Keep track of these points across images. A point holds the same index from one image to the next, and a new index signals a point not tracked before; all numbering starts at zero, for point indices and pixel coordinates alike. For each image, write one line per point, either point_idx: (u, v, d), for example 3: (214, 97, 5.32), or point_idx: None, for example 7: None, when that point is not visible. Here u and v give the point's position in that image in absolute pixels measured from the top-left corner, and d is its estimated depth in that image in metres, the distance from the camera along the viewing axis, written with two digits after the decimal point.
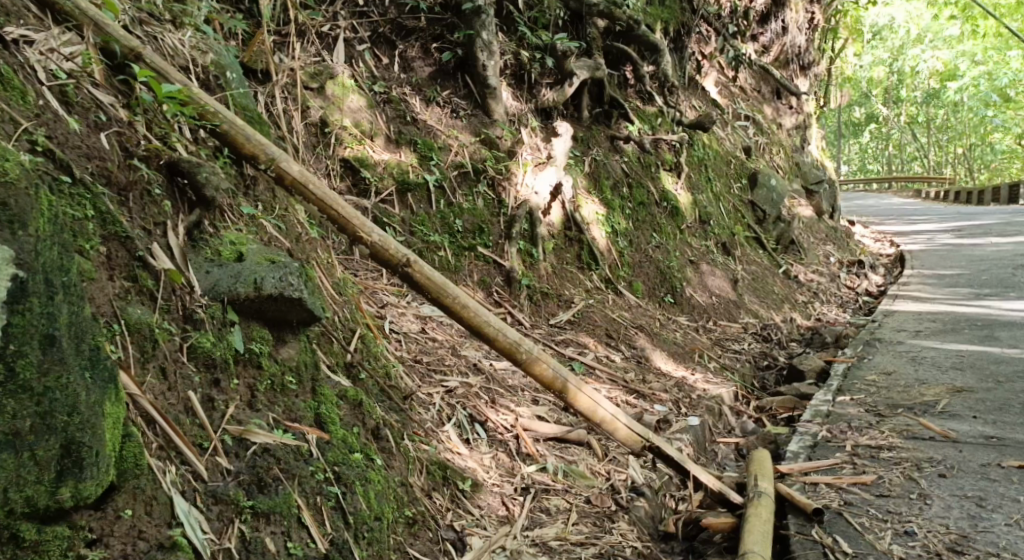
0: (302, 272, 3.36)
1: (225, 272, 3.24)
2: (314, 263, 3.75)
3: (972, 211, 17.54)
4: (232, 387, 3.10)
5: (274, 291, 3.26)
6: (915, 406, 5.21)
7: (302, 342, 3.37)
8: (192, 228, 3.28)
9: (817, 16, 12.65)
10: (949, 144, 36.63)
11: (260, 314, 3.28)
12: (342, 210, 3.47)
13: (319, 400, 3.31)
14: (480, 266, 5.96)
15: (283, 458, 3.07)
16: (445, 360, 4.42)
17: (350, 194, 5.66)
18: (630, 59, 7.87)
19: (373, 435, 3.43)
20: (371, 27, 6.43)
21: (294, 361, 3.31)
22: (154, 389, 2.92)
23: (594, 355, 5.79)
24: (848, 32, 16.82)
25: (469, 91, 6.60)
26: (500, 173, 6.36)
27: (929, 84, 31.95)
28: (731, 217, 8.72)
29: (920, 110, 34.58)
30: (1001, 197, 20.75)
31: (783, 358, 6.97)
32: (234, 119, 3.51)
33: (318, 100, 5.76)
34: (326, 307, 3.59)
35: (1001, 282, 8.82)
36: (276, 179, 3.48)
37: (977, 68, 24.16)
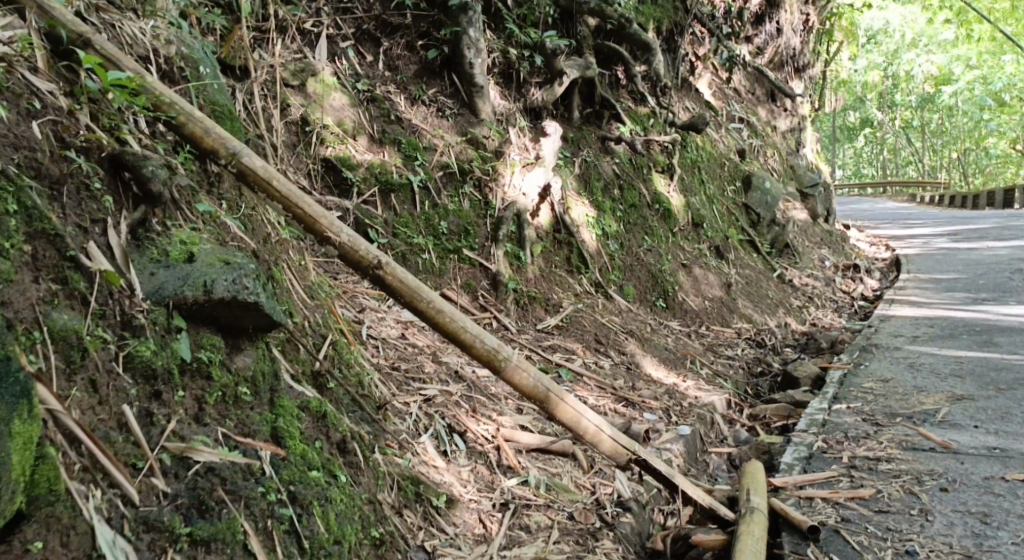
0: (258, 274, 3.17)
1: (172, 273, 3.04)
2: (282, 266, 3.57)
3: (969, 215, 17.39)
4: (176, 400, 2.92)
5: (226, 294, 3.06)
6: (914, 414, 5.04)
7: (258, 350, 3.18)
8: (137, 227, 3.07)
9: (812, 17, 12.50)
10: (944, 148, 36.55)
11: (213, 320, 3.08)
12: (308, 209, 3.28)
13: (277, 413, 3.12)
14: (464, 269, 5.78)
15: (229, 478, 2.89)
16: (424, 367, 4.24)
17: (331, 194, 5.48)
18: (621, 59, 7.69)
19: (338, 448, 3.25)
20: (355, 24, 6.24)
21: (250, 371, 3.12)
22: (81, 404, 2.75)
23: (582, 361, 5.60)
24: (844, 35, 16.66)
25: (455, 89, 6.40)
26: (487, 174, 6.16)
27: (923, 89, 31.85)
28: (725, 219, 8.54)
29: (915, 114, 34.48)
30: (997, 202, 20.61)
31: (778, 364, 6.79)
32: (192, 111, 3.31)
33: (299, 98, 5.58)
34: (290, 314, 3.41)
35: (999, 286, 8.65)
36: (237, 175, 3.28)
37: (972, 73, 24.02)
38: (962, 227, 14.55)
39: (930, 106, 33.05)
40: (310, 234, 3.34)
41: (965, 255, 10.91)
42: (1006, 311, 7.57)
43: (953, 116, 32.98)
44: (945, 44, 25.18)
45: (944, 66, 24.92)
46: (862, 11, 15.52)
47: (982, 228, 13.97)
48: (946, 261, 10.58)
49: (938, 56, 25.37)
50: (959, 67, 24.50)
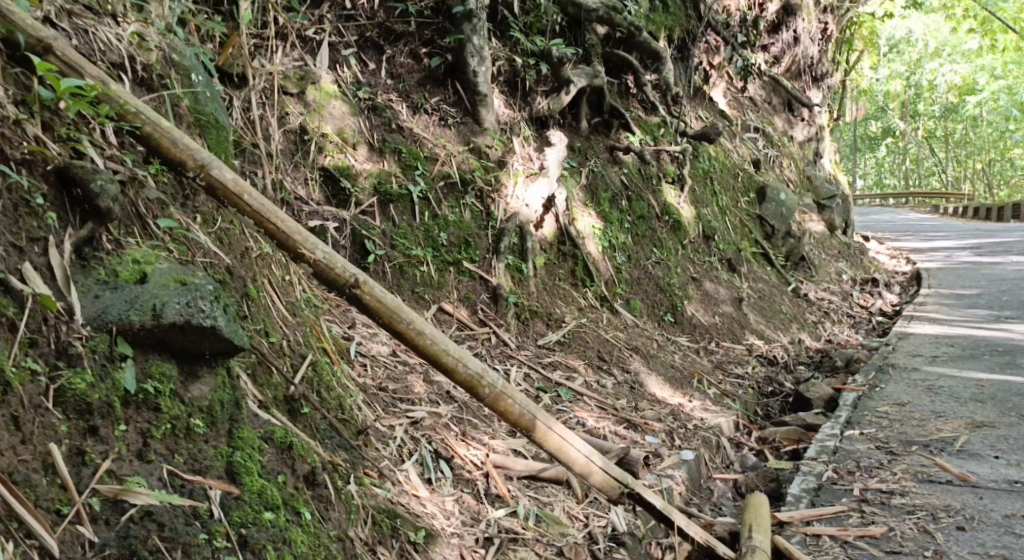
0: (216, 295, 3.02)
1: (118, 296, 2.89)
2: (260, 283, 3.43)
3: (993, 228, 17.12)
4: (115, 435, 2.77)
5: (178, 319, 2.91)
6: (930, 443, 4.86)
7: (218, 377, 3.02)
8: (82, 245, 2.93)
9: (829, 27, 12.35)
10: (965, 159, 36.19)
11: (166, 346, 2.93)
12: (282, 224, 3.13)
13: (234, 445, 2.96)
14: (464, 282, 5.62)
15: (168, 523, 2.72)
16: (414, 387, 4.08)
17: (328, 204, 5.33)
18: (630, 68, 7.52)
19: (306, 481, 3.09)
20: (358, 31, 6.08)
21: (206, 400, 2.96)
22: (2, 443, 2.57)
23: (583, 380, 5.42)
24: (864, 43, 16.46)
25: (459, 98, 6.23)
26: (489, 184, 5.99)
27: (945, 99, 31.54)
28: (737, 232, 8.35)
29: (935, 124, 34.14)
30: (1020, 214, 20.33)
31: (789, 384, 6.60)
32: (159, 121, 3.14)
33: (298, 106, 5.44)
34: (261, 336, 3.27)
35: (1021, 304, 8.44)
36: (207, 189, 3.11)
37: (995, 83, 23.78)
38: (986, 240, 14.28)
39: (951, 117, 32.75)
40: (284, 251, 3.19)
41: (986, 271, 10.67)
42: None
43: (974, 127, 32.65)
44: (968, 54, 24.91)
45: (967, 76, 24.65)
46: (882, 20, 15.31)
47: (1005, 242, 13.71)
48: (968, 275, 10.34)
49: (960, 65, 25.10)
50: (982, 77, 24.22)
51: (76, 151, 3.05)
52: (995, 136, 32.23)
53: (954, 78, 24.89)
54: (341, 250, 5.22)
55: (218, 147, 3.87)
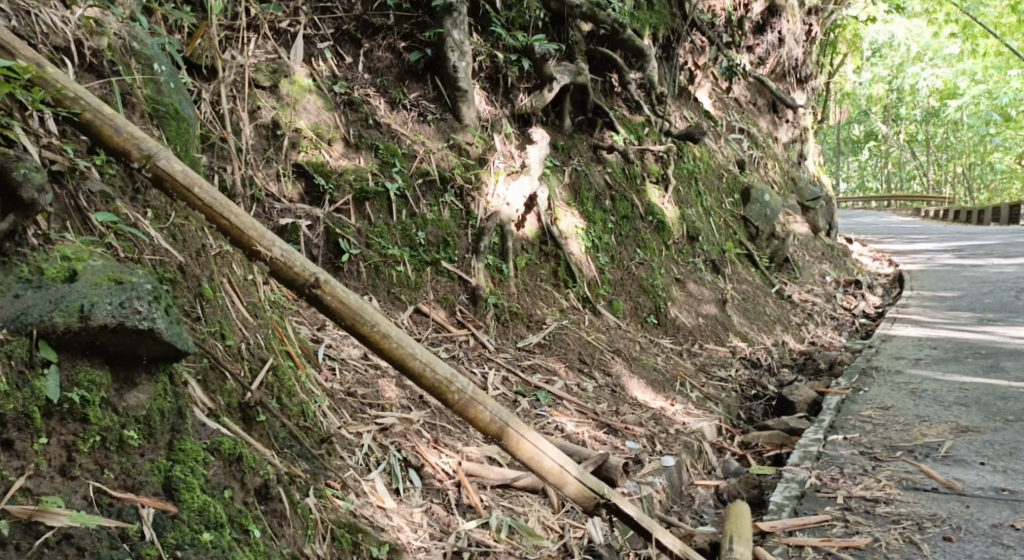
0: (155, 294, 2.81)
1: (42, 296, 2.69)
2: (219, 282, 3.27)
3: (971, 231, 17.03)
4: (35, 450, 2.58)
5: (110, 321, 2.70)
6: (916, 448, 4.73)
7: (158, 385, 2.84)
8: (4, 239, 2.72)
9: (814, 28, 12.23)
10: (947, 162, 36.23)
11: (99, 350, 2.73)
12: (236, 219, 2.98)
13: (175, 459, 2.79)
14: (442, 283, 5.45)
15: (91, 546, 2.54)
16: (384, 392, 3.91)
17: (300, 202, 5.16)
18: (615, 66, 7.35)
19: (257, 496, 2.92)
20: (334, 24, 5.90)
21: (144, 410, 2.78)
22: None
23: (563, 384, 5.26)
24: (847, 46, 16.36)
25: (438, 93, 6.06)
26: (469, 182, 5.82)
27: (928, 103, 31.51)
28: (722, 233, 8.20)
29: (919, 127, 34.15)
30: (1002, 218, 20.27)
31: (774, 387, 6.44)
32: (101, 107, 3.00)
33: (270, 100, 5.27)
34: (216, 340, 3.11)
35: (1004, 306, 8.32)
36: (154, 180, 2.97)
37: (977, 87, 23.75)
38: (969, 243, 14.19)
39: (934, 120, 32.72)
40: (239, 248, 3.04)
41: (969, 273, 10.56)
42: (1012, 333, 7.20)
43: (956, 130, 32.70)
44: (951, 58, 24.92)
45: (950, 80, 24.64)
46: (866, 23, 15.23)
47: (988, 244, 13.60)
48: (951, 278, 10.23)
49: (943, 69, 25.03)
50: (964, 81, 24.24)
51: (7, 139, 2.85)
52: (977, 140, 32.24)
53: (938, 82, 24.88)
54: (314, 248, 5.06)
55: (179, 139, 3.70)
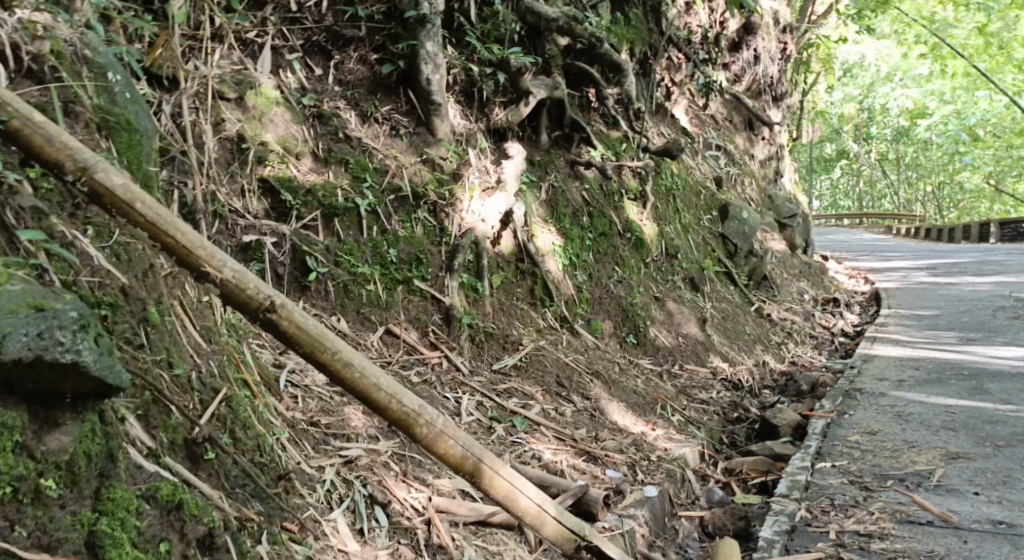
0: (82, 323, 2.59)
1: None
2: (167, 305, 3.08)
3: (943, 250, 16.94)
4: None
5: (28, 355, 2.48)
6: (907, 477, 4.55)
7: (85, 425, 2.61)
8: None
9: (789, 46, 12.05)
10: (917, 181, 36.38)
11: (17, 387, 2.51)
12: (180, 237, 2.78)
13: (101, 511, 2.59)
14: (414, 302, 5.24)
15: None
16: (350, 421, 3.69)
17: (266, 217, 4.95)
18: (593, 81, 7.12)
19: (201, 547, 2.74)
20: (304, 35, 5.67)
21: (68, 453, 2.56)
22: None
23: (540, 408, 5.05)
24: (821, 65, 16.25)
25: (411, 107, 5.78)
26: (443, 198, 5.58)
27: (897, 123, 31.55)
28: (700, 250, 8.01)
29: (889, 146, 34.24)
30: (972, 236, 20.21)
31: (756, 409, 6.23)
32: (32, 114, 2.79)
33: (235, 112, 5.05)
34: (159, 371, 2.92)
35: (982, 325, 8.15)
36: (90, 195, 2.77)
37: (945, 108, 23.75)
38: (941, 261, 14.10)
39: (903, 141, 32.80)
40: (185, 268, 2.83)
41: (944, 291, 10.43)
42: (992, 353, 7.03)
43: (926, 149, 32.82)
44: (920, 79, 24.99)
45: (919, 100, 24.69)
46: (838, 43, 15.14)
47: (960, 263, 13.48)
48: (926, 296, 10.10)
49: (912, 90, 25.07)
50: (933, 102, 24.29)
51: None
52: (944, 161, 32.36)
53: (907, 102, 24.92)
54: (280, 266, 4.85)
55: (130, 151, 3.52)
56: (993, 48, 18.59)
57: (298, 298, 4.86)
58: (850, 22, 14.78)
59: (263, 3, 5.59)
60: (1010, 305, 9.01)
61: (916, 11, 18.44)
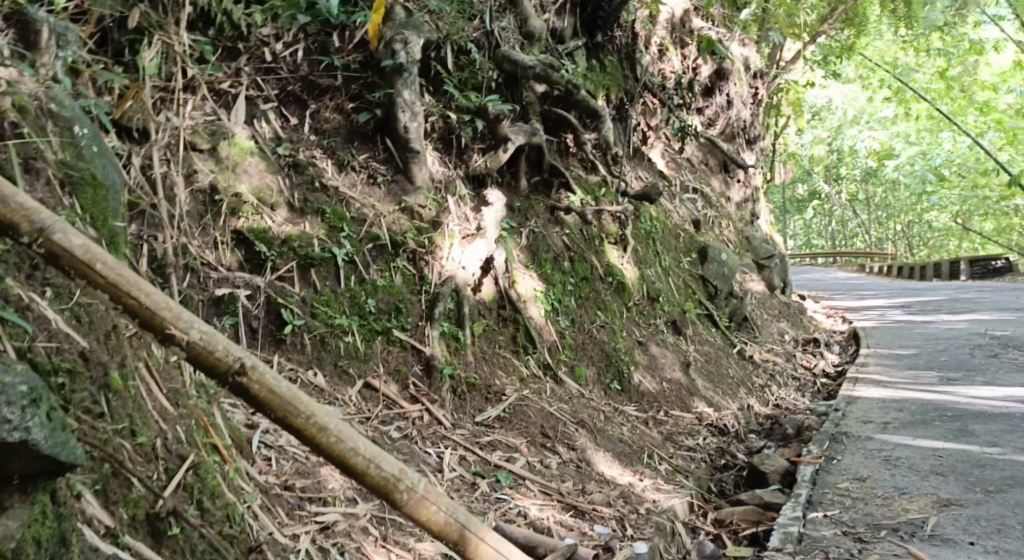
0: (32, 400, 2.70)
1: None
2: (128, 367, 3.13)
3: (916, 288, 16.91)
4: None
5: None
6: (900, 527, 4.46)
7: (34, 505, 2.70)
8: None
9: (760, 92, 11.89)
10: (888, 220, 36.59)
11: None
12: (142, 298, 2.74)
13: None
14: (394, 354, 5.09)
15: None
16: (327, 483, 3.72)
17: (239, 269, 4.83)
18: (570, 126, 7.05)
19: None
20: (279, 85, 5.54)
21: (16, 534, 2.64)
22: None
23: (525, 461, 4.92)
24: (790, 108, 16.27)
25: (389, 155, 5.68)
26: (423, 246, 5.46)
27: (865, 166, 31.40)
28: (681, 293, 7.92)
29: (859, 187, 34.43)
30: (944, 273, 20.22)
31: (743, 455, 6.09)
32: None
33: (208, 163, 4.94)
34: (119, 437, 2.99)
35: (960, 364, 8.07)
36: (49, 257, 2.75)
37: (910, 149, 23.90)
38: (914, 300, 14.07)
39: (873, 182, 32.99)
40: (148, 330, 2.78)
41: (920, 330, 10.36)
42: (971, 393, 6.93)
43: (895, 189, 33.05)
44: (886, 121, 25.21)
45: (885, 142, 24.87)
46: (805, 88, 15.19)
47: (934, 301, 13.46)
48: (904, 335, 10.01)
49: (879, 132, 25.24)
50: (899, 144, 24.49)
51: None
52: (913, 201, 32.56)
53: (874, 144, 25.09)
54: (253, 320, 4.74)
55: (94, 205, 3.48)
56: (956, 91, 18.74)
57: (273, 351, 4.74)
58: (816, 67, 14.84)
59: (237, 53, 5.45)
60: (986, 343, 8.95)
61: (880, 56, 18.60)
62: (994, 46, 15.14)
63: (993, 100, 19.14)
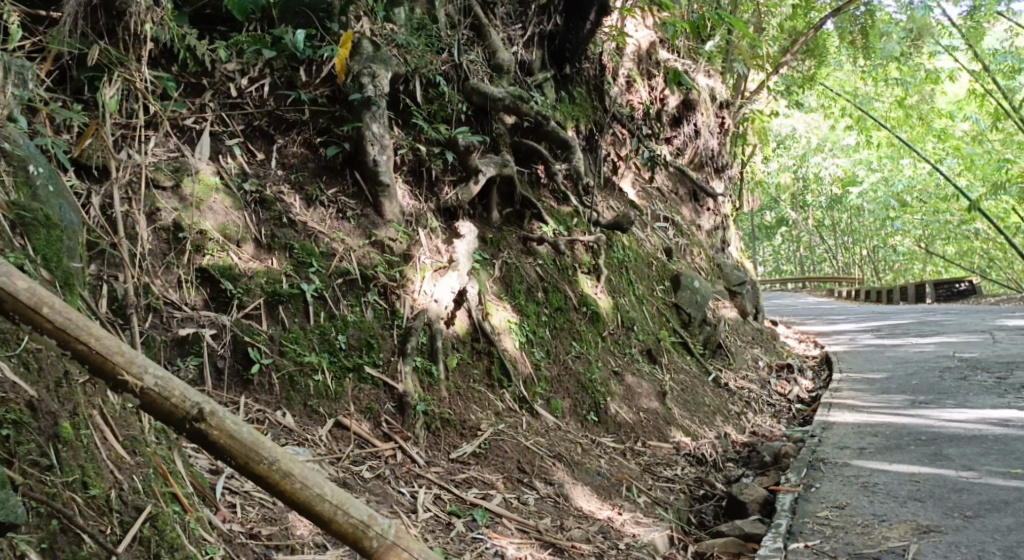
0: None
1: None
2: (79, 418, 3.09)
3: (885, 311, 16.91)
4: None
5: None
6: (883, 557, 4.40)
7: None
8: None
9: (727, 121, 11.89)
10: (854, 246, 36.81)
11: None
12: (95, 344, 2.67)
13: None
14: (366, 391, 4.96)
15: None
16: (295, 529, 3.67)
17: (204, 308, 4.70)
18: (541, 157, 6.98)
19: None
20: (244, 120, 5.42)
21: None
22: None
23: (502, 497, 4.81)
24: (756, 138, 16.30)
25: (358, 189, 5.58)
26: (394, 280, 5.35)
27: (831, 192, 31.69)
28: (655, 321, 7.85)
29: (825, 214, 34.62)
30: (910, 296, 20.28)
31: (723, 485, 5.99)
32: None
33: (171, 201, 4.82)
34: (68, 489, 2.95)
35: (932, 387, 8.03)
36: None
37: (874, 175, 24.06)
38: (882, 323, 14.07)
39: (839, 208, 33.17)
40: (101, 378, 2.70)
41: (892, 353, 10.32)
42: (947, 416, 6.87)
43: (860, 214, 33.29)
44: (848, 149, 25.43)
45: (849, 168, 25.05)
46: (770, 117, 15.25)
47: (903, 325, 13.45)
48: (876, 359, 9.97)
49: (842, 159, 25.41)
50: (862, 170, 24.65)
51: None
52: (878, 225, 32.76)
53: (839, 171, 25.27)
54: (219, 359, 4.61)
55: (48, 248, 3.36)
56: (916, 119, 18.88)
57: (240, 393, 4.60)
58: (779, 97, 14.90)
59: (202, 89, 5.35)
60: (955, 365, 8.92)
61: (841, 85, 18.73)
62: (950, 74, 15.31)
63: (951, 127, 19.42)
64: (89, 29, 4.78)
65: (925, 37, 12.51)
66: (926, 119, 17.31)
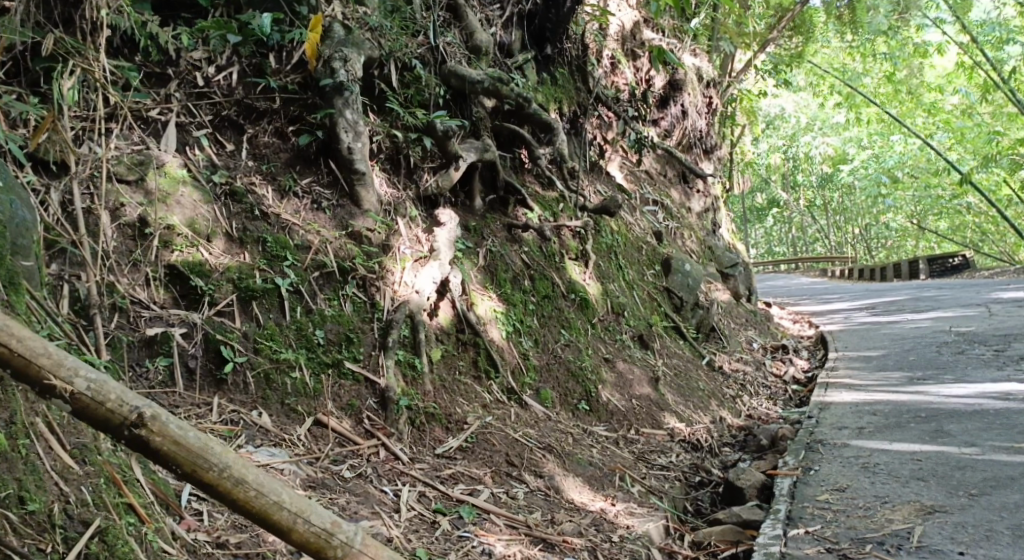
0: None
1: None
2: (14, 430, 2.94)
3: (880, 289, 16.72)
4: None
5: None
6: (886, 540, 4.24)
7: None
8: None
9: (715, 100, 11.68)
10: (846, 225, 36.65)
11: None
12: (24, 348, 2.59)
13: None
14: (346, 387, 4.77)
15: None
16: (267, 537, 3.49)
17: (174, 306, 4.51)
18: (524, 141, 6.76)
19: None
20: (212, 110, 5.20)
21: None
22: None
23: (490, 493, 4.62)
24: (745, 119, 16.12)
25: (333, 178, 5.37)
26: (373, 271, 5.15)
27: (821, 172, 31.54)
28: (646, 306, 7.66)
29: (816, 194, 34.46)
30: (904, 274, 20.13)
31: (719, 471, 5.82)
32: None
33: (135, 196, 4.61)
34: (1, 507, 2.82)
35: (931, 363, 7.85)
36: None
37: (864, 153, 23.90)
38: (877, 301, 13.88)
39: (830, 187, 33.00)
40: (33, 385, 2.61)
41: (887, 331, 10.16)
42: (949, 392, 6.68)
43: (851, 193, 33.12)
44: (837, 127, 25.24)
45: (838, 147, 24.86)
46: (758, 98, 15.03)
47: (898, 301, 13.27)
48: (871, 337, 9.79)
49: (832, 138, 25.23)
50: (853, 149, 24.46)
51: None
52: (869, 204, 32.61)
53: (828, 150, 25.08)
54: (190, 359, 4.42)
55: None
56: (903, 95, 18.71)
57: (213, 394, 4.41)
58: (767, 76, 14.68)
59: (166, 79, 5.12)
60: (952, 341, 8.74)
61: (829, 63, 18.55)
62: (938, 48, 15.11)
63: (939, 102, 19.24)
64: (41, 18, 4.63)
65: (912, 9, 12.29)
66: (915, 94, 17.12)
